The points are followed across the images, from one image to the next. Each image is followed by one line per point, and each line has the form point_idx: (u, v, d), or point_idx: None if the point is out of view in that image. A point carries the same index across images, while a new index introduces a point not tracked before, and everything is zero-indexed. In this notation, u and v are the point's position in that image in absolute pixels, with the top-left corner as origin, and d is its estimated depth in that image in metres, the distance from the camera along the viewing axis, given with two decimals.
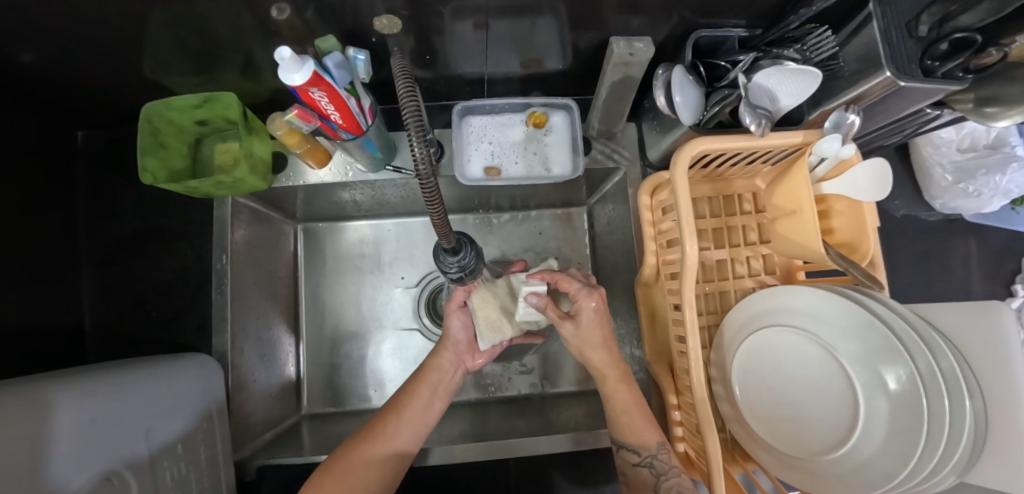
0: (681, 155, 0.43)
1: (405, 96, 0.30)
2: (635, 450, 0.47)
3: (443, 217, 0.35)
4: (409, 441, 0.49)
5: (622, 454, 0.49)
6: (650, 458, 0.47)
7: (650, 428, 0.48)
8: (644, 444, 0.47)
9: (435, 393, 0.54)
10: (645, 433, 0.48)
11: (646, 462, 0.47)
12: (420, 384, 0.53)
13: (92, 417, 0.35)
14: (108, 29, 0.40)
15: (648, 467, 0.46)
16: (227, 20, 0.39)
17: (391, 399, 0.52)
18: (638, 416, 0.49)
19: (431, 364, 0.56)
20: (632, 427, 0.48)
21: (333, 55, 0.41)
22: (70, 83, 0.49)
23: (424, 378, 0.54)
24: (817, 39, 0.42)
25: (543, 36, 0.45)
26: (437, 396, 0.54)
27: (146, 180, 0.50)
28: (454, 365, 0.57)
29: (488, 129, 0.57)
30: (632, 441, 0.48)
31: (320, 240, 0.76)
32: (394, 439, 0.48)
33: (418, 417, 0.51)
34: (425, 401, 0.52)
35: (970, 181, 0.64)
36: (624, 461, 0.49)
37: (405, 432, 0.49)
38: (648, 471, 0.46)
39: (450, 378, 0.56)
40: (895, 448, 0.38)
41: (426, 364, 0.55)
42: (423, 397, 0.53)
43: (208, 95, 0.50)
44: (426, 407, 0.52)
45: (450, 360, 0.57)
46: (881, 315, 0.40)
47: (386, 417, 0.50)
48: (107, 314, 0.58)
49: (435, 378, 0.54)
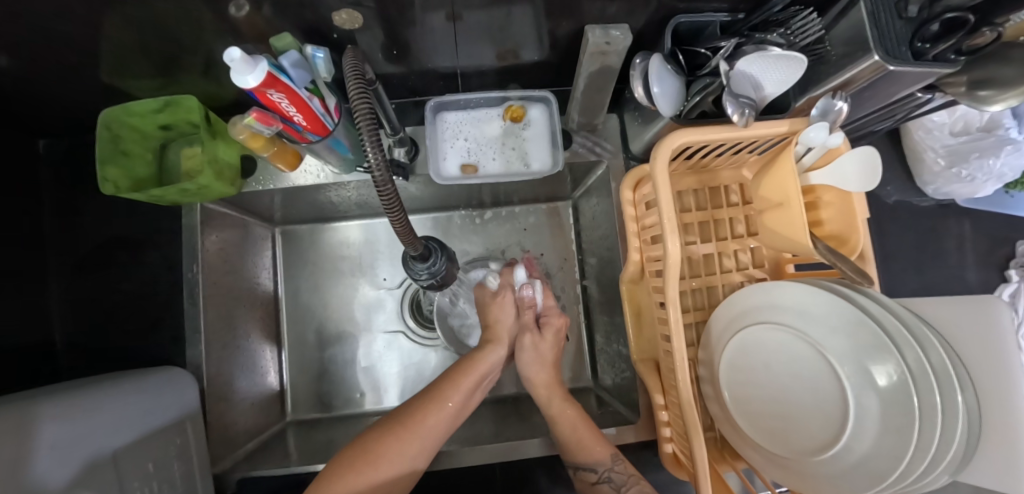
0: (663, 148, 0.41)
1: (357, 98, 0.29)
2: (592, 469, 0.49)
3: (403, 222, 0.34)
4: (445, 431, 0.47)
5: (582, 475, 0.50)
6: (607, 473, 0.49)
7: (599, 444, 0.50)
8: (600, 460, 0.50)
9: (478, 386, 0.52)
10: (595, 449, 0.50)
11: (605, 478, 0.49)
12: (468, 375, 0.51)
13: (52, 443, 0.33)
14: (51, 31, 0.37)
15: (606, 482, 0.49)
16: (179, 20, 0.36)
17: (433, 385, 0.49)
18: (588, 434, 0.51)
19: (483, 356, 0.54)
20: (581, 445, 0.50)
21: (289, 54, 0.39)
22: (22, 91, 0.47)
23: (473, 368, 0.52)
24: (802, 22, 0.40)
25: (519, 25, 0.43)
26: (477, 390, 0.52)
27: (107, 189, 0.48)
28: (497, 363, 0.56)
29: (463, 125, 0.54)
30: (587, 461, 0.50)
31: (299, 244, 0.74)
32: (431, 429, 0.46)
33: (458, 408, 0.49)
34: (468, 393, 0.50)
35: (963, 165, 0.62)
36: (584, 482, 0.50)
37: (444, 422, 0.47)
38: (607, 485, 0.49)
39: (491, 373, 0.55)
40: (886, 448, 0.37)
41: (477, 356, 0.53)
42: (467, 388, 0.50)
43: (168, 99, 0.47)
44: (466, 401, 0.50)
45: (499, 353, 0.55)
46: (872, 312, 0.39)
47: (425, 403, 0.47)
48: (77, 327, 0.56)
49: (482, 372, 0.52)
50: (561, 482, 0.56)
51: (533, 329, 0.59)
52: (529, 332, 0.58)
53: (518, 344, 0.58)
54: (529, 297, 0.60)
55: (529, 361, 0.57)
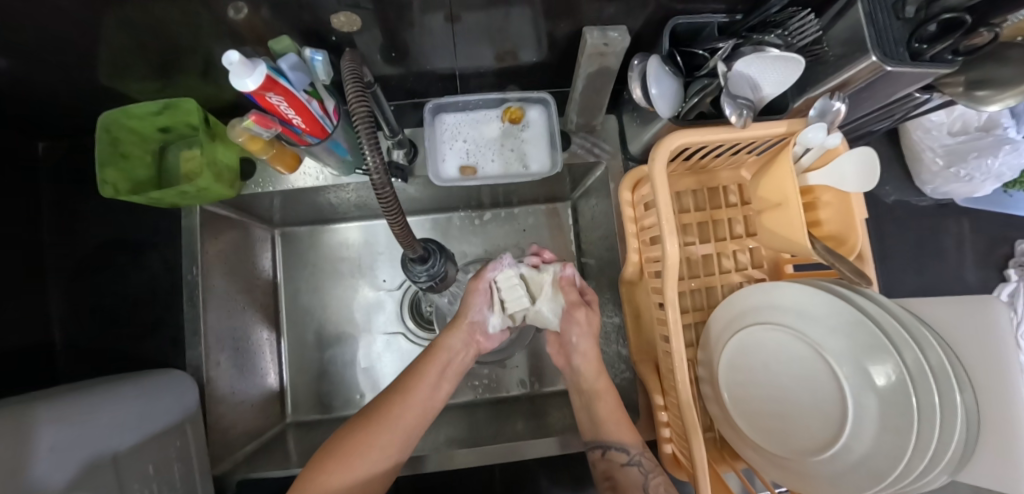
0: (661, 149, 0.41)
1: (355, 101, 0.29)
2: (624, 451, 0.49)
3: (402, 224, 0.34)
4: (414, 423, 0.47)
5: (610, 456, 0.49)
6: (637, 456, 0.49)
7: (631, 429, 0.51)
8: (634, 442, 0.50)
9: (443, 374, 0.51)
10: (627, 433, 0.50)
11: (634, 461, 0.49)
12: (429, 366, 0.51)
13: (51, 445, 0.33)
14: (50, 35, 0.37)
15: (636, 466, 0.48)
16: (178, 22, 0.36)
17: (397, 382, 0.50)
18: (624, 419, 0.51)
19: (441, 343, 0.53)
20: (617, 426, 0.50)
21: (287, 57, 0.39)
22: (21, 94, 0.47)
23: (433, 357, 0.51)
24: (799, 23, 0.40)
25: (517, 26, 0.43)
26: (445, 379, 0.52)
27: (106, 192, 0.48)
28: (466, 346, 0.54)
29: (462, 126, 0.54)
30: (617, 442, 0.50)
31: (298, 246, 0.74)
32: (400, 420, 0.46)
33: (423, 399, 0.49)
34: (433, 384, 0.50)
35: (962, 164, 0.62)
36: (610, 464, 0.49)
37: (410, 414, 0.47)
38: (636, 470, 0.48)
39: (459, 360, 0.53)
40: (886, 448, 0.37)
41: (436, 344, 0.53)
42: (431, 379, 0.50)
43: (167, 102, 0.47)
44: (433, 390, 0.50)
45: (461, 339, 0.53)
46: (870, 312, 0.39)
47: (390, 399, 0.48)
48: (77, 329, 0.57)
49: (445, 360, 0.52)
50: (561, 483, 0.56)
51: (582, 305, 0.56)
52: (581, 308, 0.55)
53: (568, 317, 0.55)
54: (570, 275, 0.56)
55: (580, 335, 0.55)
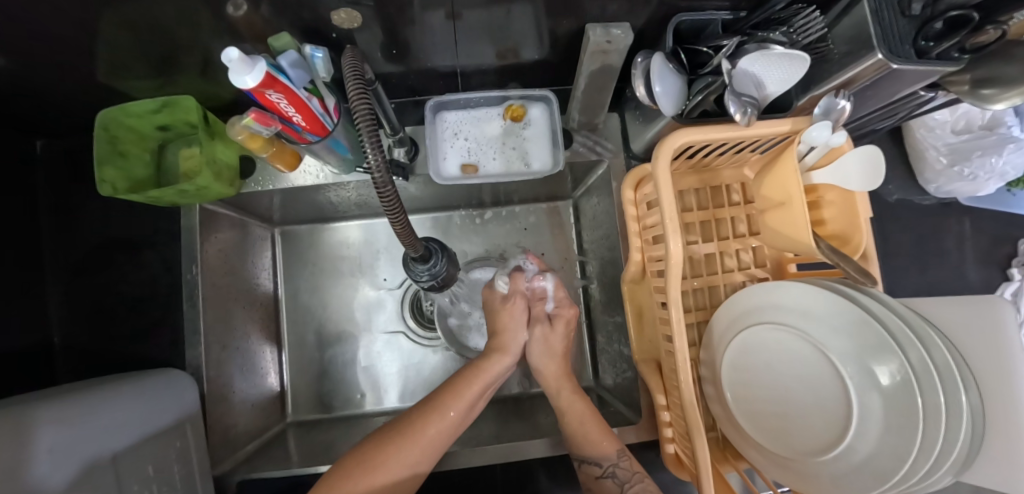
0: (665, 147, 0.40)
1: (357, 100, 0.29)
2: (596, 463, 0.49)
3: (404, 223, 0.34)
4: (445, 440, 0.46)
5: (586, 468, 0.50)
6: (612, 468, 0.49)
7: (605, 439, 0.50)
8: (603, 455, 0.49)
9: (482, 395, 0.51)
10: (601, 443, 0.50)
11: (608, 473, 0.49)
12: (473, 384, 0.50)
13: (49, 448, 0.33)
14: (48, 32, 0.37)
15: (610, 478, 0.49)
16: (176, 19, 0.36)
17: (436, 393, 0.49)
18: (594, 428, 0.51)
19: (487, 366, 0.53)
20: (588, 438, 0.50)
21: (287, 55, 0.39)
22: (18, 93, 0.46)
23: (478, 377, 0.51)
24: (804, 20, 0.39)
25: (519, 24, 0.42)
26: (482, 398, 0.51)
27: (105, 191, 0.47)
28: (504, 371, 0.55)
29: (463, 124, 0.54)
30: (592, 455, 0.49)
31: (298, 245, 0.74)
32: (434, 439, 0.46)
33: (460, 417, 0.48)
34: (471, 403, 0.49)
35: (965, 163, 0.62)
36: (588, 476, 0.50)
37: (444, 433, 0.46)
38: (611, 481, 0.49)
39: (496, 381, 0.54)
40: (890, 448, 0.37)
41: (482, 366, 0.52)
42: (471, 398, 0.49)
43: (166, 99, 0.47)
44: (470, 409, 0.49)
45: (506, 363, 0.54)
46: (874, 311, 0.39)
47: (426, 414, 0.46)
48: (76, 329, 0.56)
49: (488, 382, 0.52)
50: (562, 483, 0.56)
51: (542, 321, 0.58)
52: (539, 325, 0.58)
53: (528, 335, 0.58)
54: (540, 290, 0.60)
55: (538, 353, 0.58)
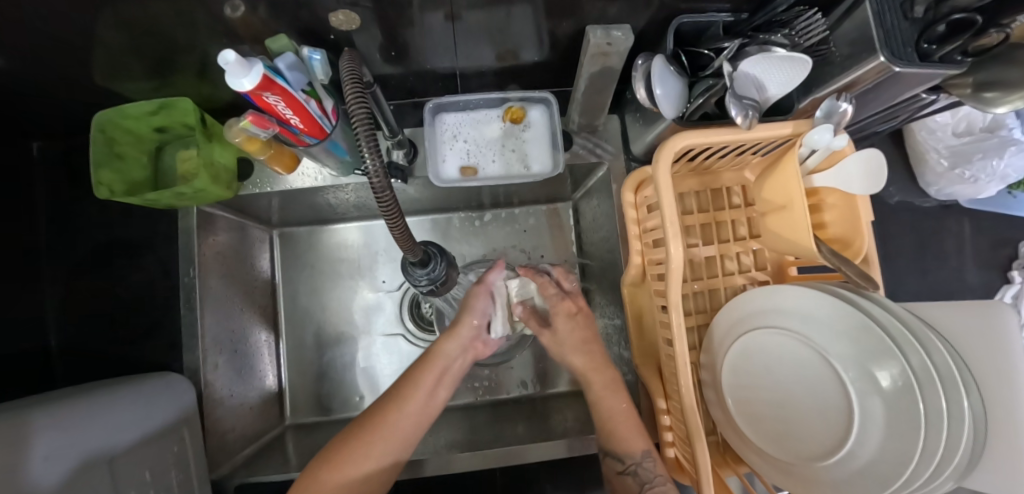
0: (665, 149, 0.40)
1: (354, 103, 0.29)
2: (618, 458, 0.47)
3: (402, 227, 0.33)
4: (409, 432, 0.45)
5: (608, 462, 0.48)
6: (634, 466, 0.46)
7: (634, 436, 0.47)
8: (630, 452, 0.47)
9: (439, 381, 0.48)
10: (631, 440, 0.47)
11: (630, 470, 0.46)
12: (426, 372, 0.48)
13: (45, 454, 0.33)
14: (43, 33, 0.36)
15: (632, 476, 0.46)
16: (171, 20, 0.36)
17: (395, 383, 0.48)
18: (625, 423, 0.48)
19: (438, 350, 0.49)
20: (618, 433, 0.48)
21: (285, 57, 0.38)
22: (13, 95, 0.46)
23: (430, 365, 0.48)
24: (806, 22, 0.39)
25: (518, 25, 0.42)
26: (441, 385, 0.48)
27: (101, 193, 0.47)
28: (463, 353, 0.51)
29: (462, 126, 0.54)
30: (617, 450, 0.47)
31: (297, 247, 0.73)
32: (396, 429, 0.44)
33: (419, 407, 0.46)
34: (428, 391, 0.47)
35: (966, 165, 0.62)
36: (609, 471, 0.48)
37: (406, 425, 0.45)
38: (632, 479, 0.46)
39: (457, 365, 0.50)
40: (892, 453, 0.37)
41: (434, 348, 0.49)
42: (427, 385, 0.47)
43: (163, 101, 0.46)
44: (429, 397, 0.47)
45: (460, 345, 0.50)
46: (876, 316, 0.38)
47: (384, 406, 0.45)
48: (74, 332, 0.56)
49: (441, 367, 0.49)
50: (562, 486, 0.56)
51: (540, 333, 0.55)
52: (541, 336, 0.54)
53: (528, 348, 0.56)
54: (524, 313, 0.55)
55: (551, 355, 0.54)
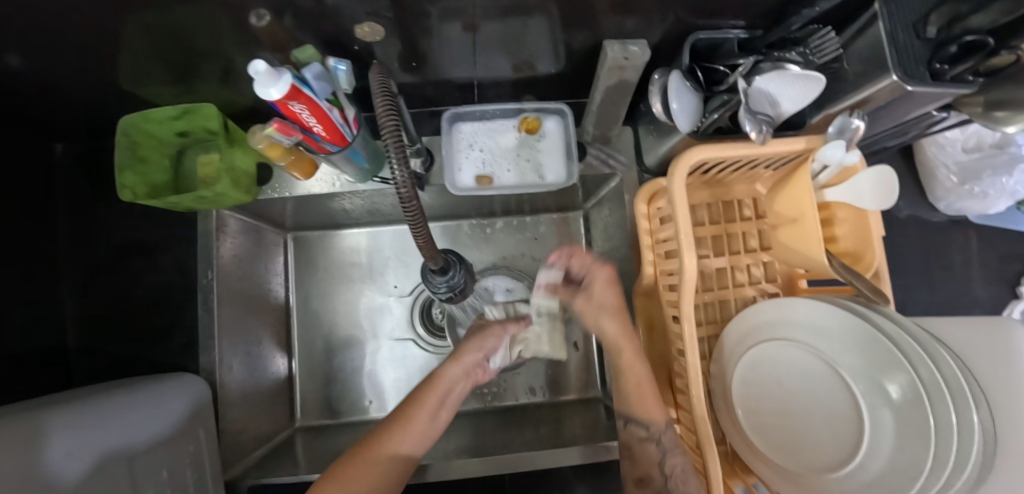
0: (681, 164, 0.41)
1: (383, 113, 0.30)
2: (643, 426, 0.47)
3: (425, 235, 0.34)
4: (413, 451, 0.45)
5: (630, 429, 0.48)
6: (658, 433, 0.46)
7: (659, 406, 0.47)
8: (653, 421, 0.47)
9: (442, 404, 0.49)
10: (655, 411, 0.47)
11: (653, 437, 0.47)
12: (429, 394, 0.49)
13: (62, 451, 0.33)
14: (77, 39, 0.38)
15: (654, 444, 0.46)
16: (200, 29, 0.37)
17: (397, 406, 0.48)
18: (649, 393, 0.47)
19: (442, 373, 0.51)
20: (642, 404, 0.47)
21: (311, 68, 0.40)
22: (42, 97, 0.47)
23: (434, 385, 0.50)
24: (820, 40, 0.40)
25: (536, 37, 0.43)
26: (443, 407, 0.49)
27: (125, 196, 0.48)
28: (465, 377, 0.53)
29: (478, 136, 0.55)
30: (640, 418, 0.47)
31: (310, 250, 0.74)
32: (399, 450, 0.44)
33: (423, 427, 0.47)
34: (432, 413, 0.48)
35: (976, 181, 0.63)
36: (631, 436, 0.48)
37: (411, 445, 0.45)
38: (655, 446, 0.46)
39: (458, 389, 0.52)
40: (902, 467, 0.36)
41: (438, 372, 0.51)
42: (430, 406, 0.48)
43: (188, 106, 0.48)
44: (432, 419, 0.48)
45: (462, 369, 0.52)
46: (887, 330, 0.39)
47: (391, 426, 0.45)
48: (90, 331, 0.57)
49: (445, 388, 0.50)
50: None
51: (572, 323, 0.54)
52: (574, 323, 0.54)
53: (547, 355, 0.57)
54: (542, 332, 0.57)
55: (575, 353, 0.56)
